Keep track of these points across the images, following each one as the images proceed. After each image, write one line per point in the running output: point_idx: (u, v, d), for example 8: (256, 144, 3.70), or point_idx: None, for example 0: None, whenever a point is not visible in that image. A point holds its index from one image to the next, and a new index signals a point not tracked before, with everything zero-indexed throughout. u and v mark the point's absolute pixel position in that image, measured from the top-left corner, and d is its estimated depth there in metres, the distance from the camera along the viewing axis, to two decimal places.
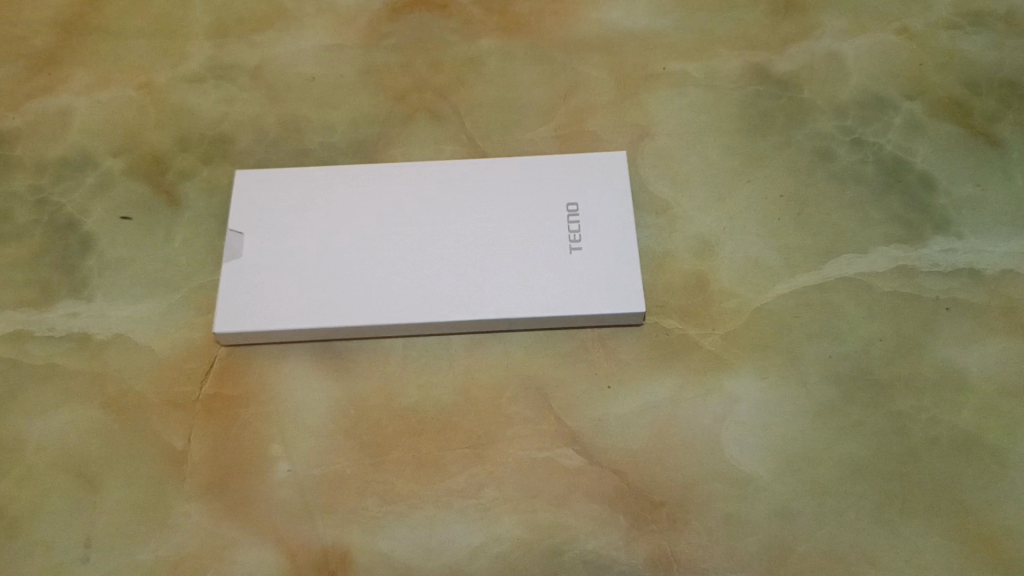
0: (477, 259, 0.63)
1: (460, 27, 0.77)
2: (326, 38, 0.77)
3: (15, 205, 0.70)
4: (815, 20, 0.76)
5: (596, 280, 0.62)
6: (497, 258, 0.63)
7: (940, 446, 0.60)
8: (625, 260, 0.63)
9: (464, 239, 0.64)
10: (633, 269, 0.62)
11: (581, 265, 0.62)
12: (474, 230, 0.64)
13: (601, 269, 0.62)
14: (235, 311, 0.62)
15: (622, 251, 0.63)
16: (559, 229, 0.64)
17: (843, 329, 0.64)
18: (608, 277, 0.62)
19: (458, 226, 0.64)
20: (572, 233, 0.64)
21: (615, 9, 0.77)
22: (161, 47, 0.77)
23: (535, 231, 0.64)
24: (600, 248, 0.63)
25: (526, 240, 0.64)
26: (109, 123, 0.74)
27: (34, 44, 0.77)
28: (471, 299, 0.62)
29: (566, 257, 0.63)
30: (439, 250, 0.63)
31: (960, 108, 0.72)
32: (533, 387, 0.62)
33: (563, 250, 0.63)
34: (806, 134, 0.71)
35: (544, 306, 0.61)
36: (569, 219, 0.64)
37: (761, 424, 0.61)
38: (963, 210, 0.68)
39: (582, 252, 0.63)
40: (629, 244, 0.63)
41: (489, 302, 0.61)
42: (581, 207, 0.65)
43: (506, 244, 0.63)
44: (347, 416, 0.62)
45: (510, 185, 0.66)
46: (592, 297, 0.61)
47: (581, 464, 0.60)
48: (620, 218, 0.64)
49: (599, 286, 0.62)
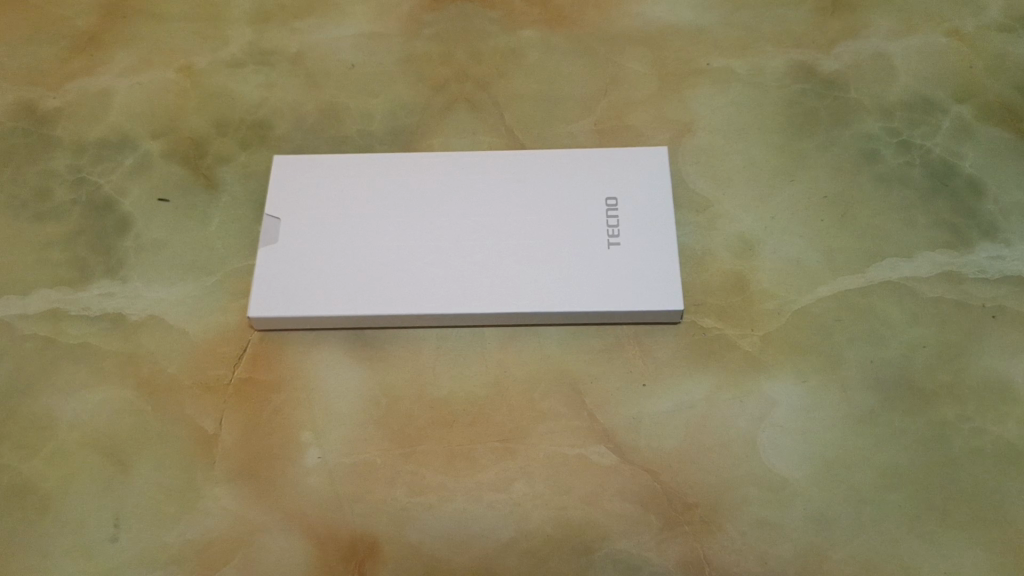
0: (514, 251, 0.62)
1: (501, 19, 0.76)
2: (367, 26, 0.76)
3: (53, 184, 0.70)
4: (863, 20, 0.75)
5: (633, 276, 0.61)
6: (534, 251, 0.62)
7: (982, 457, 0.59)
8: (664, 258, 0.62)
9: (502, 232, 0.63)
10: (671, 266, 0.61)
11: (619, 260, 0.62)
12: (512, 223, 0.63)
13: (639, 265, 0.61)
14: (270, 294, 0.62)
15: (661, 247, 0.62)
16: (598, 223, 0.63)
17: (885, 334, 0.62)
18: (647, 274, 0.61)
19: (495, 218, 0.64)
20: (611, 228, 0.63)
21: (659, 4, 0.76)
22: (202, 31, 0.77)
23: (574, 225, 0.63)
24: (639, 245, 0.62)
25: (563, 234, 0.63)
26: (148, 106, 0.74)
27: (75, 25, 0.77)
28: (508, 291, 0.61)
29: (604, 252, 0.62)
30: (476, 240, 0.63)
31: (1010, 112, 0.70)
32: (568, 383, 0.62)
33: (601, 244, 0.62)
34: (852, 134, 0.70)
35: (581, 300, 0.61)
36: (608, 213, 0.64)
37: (798, 427, 0.60)
38: (1012, 216, 0.66)
39: (621, 247, 0.62)
40: (669, 240, 0.62)
41: (525, 295, 0.61)
42: (621, 201, 0.64)
43: (543, 236, 0.63)
44: (379, 405, 0.61)
45: (549, 178, 0.65)
46: (629, 293, 0.61)
47: (613, 462, 0.59)
48: (660, 214, 0.63)
49: (637, 283, 0.61)
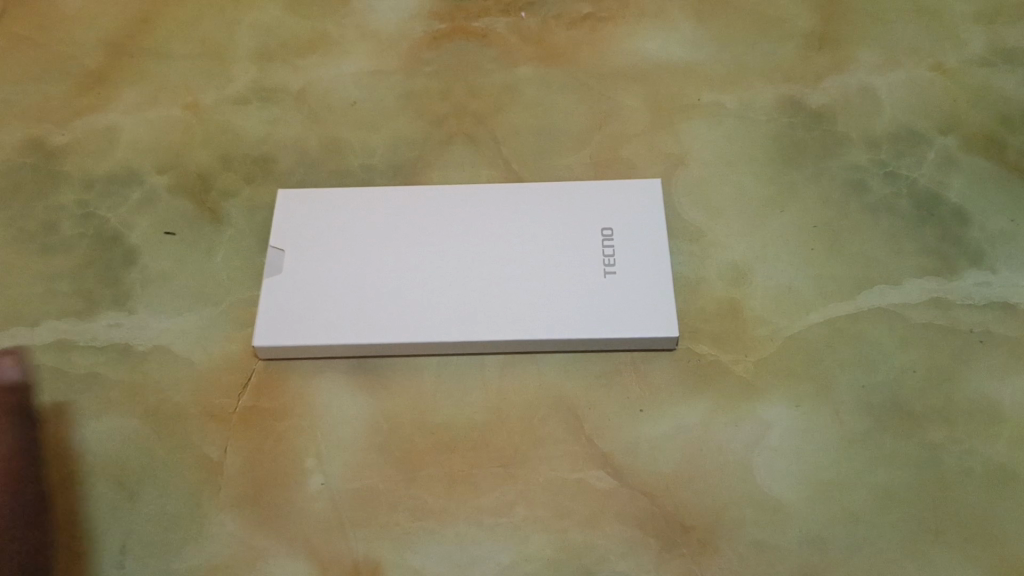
0: (512, 281, 0.64)
1: (498, 55, 0.79)
2: (368, 63, 0.79)
3: (62, 218, 0.72)
4: (848, 55, 0.77)
5: (628, 304, 0.63)
6: (531, 280, 0.64)
7: (973, 477, 0.60)
8: (659, 286, 0.63)
9: (500, 262, 0.65)
10: (665, 295, 0.63)
11: (614, 289, 0.63)
12: (510, 253, 0.65)
13: (634, 293, 0.63)
14: (273, 324, 0.63)
15: (655, 276, 0.64)
16: (593, 253, 0.65)
17: (876, 358, 0.64)
18: (642, 302, 0.63)
19: (493, 249, 0.65)
20: (606, 257, 0.65)
21: (651, 41, 0.79)
22: (207, 69, 0.79)
23: (570, 255, 0.65)
24: (634, 274, 0.64)
25: (560, 264, 0.64)
26: (155, 141, 0.76)
27: (84, 63, 0.80)
28: (504, 320, 0.63)
29: (599, 280, 0.64)
30: (474, 271, 0.64)
31: (993, 143, 0.72)
32: (566, 408, 0.63)
33: (597, 273, 0.64)
34: (839, 165, 0.72)
35: (576, 328, 0.62)
36: (603, 243, 0.65)
37: (792, 450, 0.61)
38: (997, 243, 0.68)
39: (616, 276, 0.64)
40: (663, 269, 0.64)
41: (522, 324, 0.62)
42: (616, 232, 0.66)
43: (539, 266, 0.64)
44: (381, 431, 0.62)
45: (545, 210, 0.67)
46: (624, 320, 0.62)
47: (612, 486, 0.60)
48: (654, 244, 0.65)
49: (632, 310, 0.63)
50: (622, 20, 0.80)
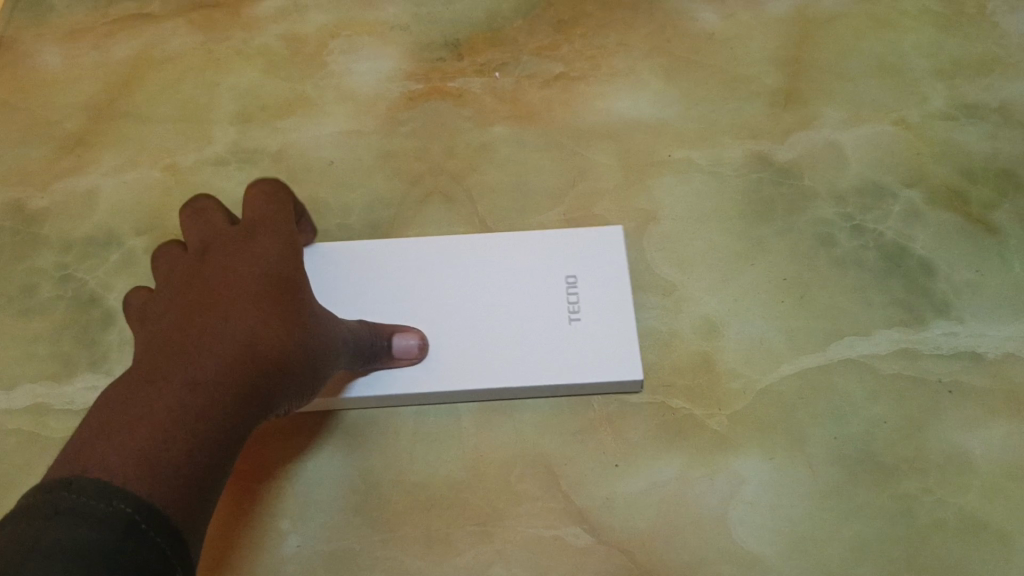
0: (484, 332, 0.64)
1: (473, 115, 0.80)
2: (345, 124, 0.80)
3: (41, 282, 0.74)
4: (815, 111, 0.78)
5: (593, 352, 0.63)
6: (503, 331, 0.64)
7: (946, 528, 0.61)
8: (623, 335, 0.64)
9: (471, 313, 0.65)
10: (631, 341, 0.64)
11: (579, 336, 0.64)
12: (480, 302, 0.65)
13: (602, 340, 0.64)
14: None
15: (620, 326, 0.64)
16: (559, 299, 0.65)
17: (846, 410, 0.65)
18: (607, 351, 0.63)
19: (463, 298, 0.65)
20: (571, 304, 0.65)
21: (622, 99, 0.80)
22: (186, 131, 0.80)
23: (537, 303, 0.65)
24: (598, 322, 0.64)
25: (529, 312, 0.65)
26: (134, 204, 0.77)
27: (65, 127, 0.81)
28: (472, 373, 0.63)
29: (563, 328, 0.64)
30: (442, 322, 0.65)
31: (958, 196, 0.74)
32: (542, 464, 0.63)
33: (563, 321, 0.65)
34: (808, 220, 0.73)
35: (542, 376, 0.63)
36: (568, 291, 0.66)
37: (767, 503, 0.62)
38: (963, 294, 0.69)
39: (580, 323, 0.64)
40: (627, 320, 0.64)
41: (489, 375, 0.63)
42: (579, 279, 0.66)
43: (507, 316, 0.65)
44: (357, 490, 0.63)
45: (510, 255, 0.67)
46: (588, 368, 0.63)
47: (589, 543, 0.61)
48: (618, 291, 0.66)
49: (596, 357, 0.63)
50: (594, 79, 0.81)
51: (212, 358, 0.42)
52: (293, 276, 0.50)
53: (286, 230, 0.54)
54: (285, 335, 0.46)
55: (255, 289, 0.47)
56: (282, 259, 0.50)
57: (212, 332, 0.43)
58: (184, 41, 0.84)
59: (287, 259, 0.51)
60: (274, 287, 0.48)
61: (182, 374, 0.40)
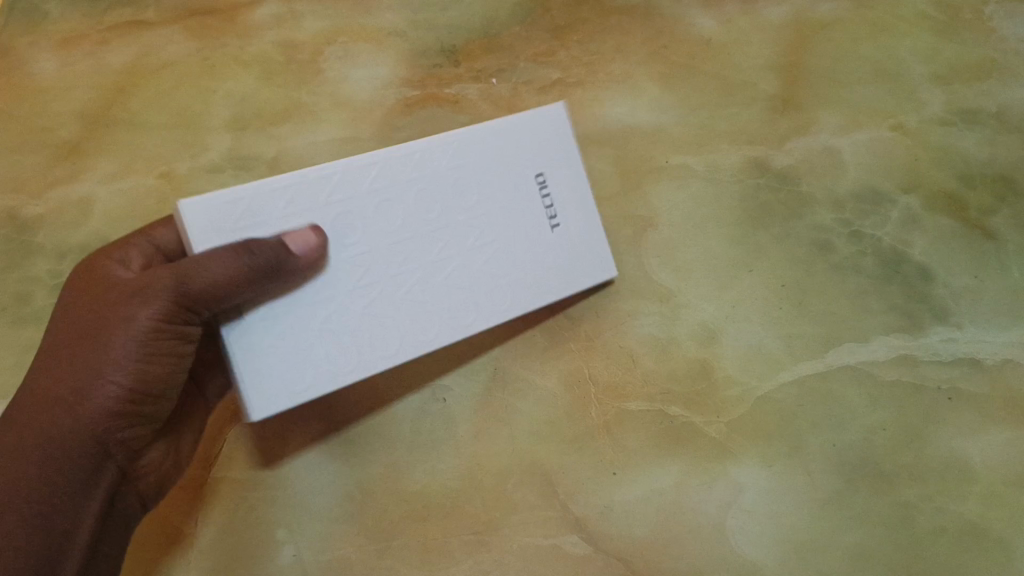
0: (491, 268, 0.64)
1: (470, 122, 0.81)
2: (341, 131, 0.81)
3: (35, 289, 0.75)
4: (812, 116, 0.78)
5: (577, 252, 0.67)
6: (502, 255, 0.64)
7: (944, 535, 0.62)
8: (596, 240, 0.67)
9: (472, 244, 0.63)
10: (600, 237, 0.67)
11: (563, 241, 0.66)
12: (473, 228, 0.63)
13: (576, 243, 0.67)
14: (255, 388, 0.55)
15: (596, 234, 0.67)
16: (534, 204, 0.65)
17: (845, 417, 0.64)
18: (579, 255, 0.67)
19: (460, 229, 0.63)
20: (546, 205, 0.66)
21: (618, 105, 0.80)
22: (181, 138, 0.80)
23: (523, 211, 0.65)
24: (572, 220, 0.67)
25: (524, 234, 0.65)
26: (129, 213, 0.78)
27: (59, 135, 0.80)
28: (491, 301, 0.63)
29: (548, 235, 0.66)
30: (441, 257, 0.62)
31: (956, 202, 0.74)
32: (540, 473, 0.63)
33: (546, 227, 0.66)
34: (804, 227, 0.74)
35: (551, 292, 0.65)
36: (539, 188, 0.66)
37: (763, 512, 0.62)
38: (961, 300, 0.69)
39: (561, 225, 0.66)
40: (591, 212, 0.68)
41: (503, 297, 0.64)
42: (547, 172, 0.66)
43: (501, 239, 0.64)
44: (353, 500, 0.63)
45: (478, 171, 0.64)
46: (579, 268, 0.66)
47: (587, 551, 0.62)
48: (583, 191, 0.68)
49: (584, 266, 0.66)
50: (591, 84, 0.81)
51: (87, 412, 0.55)
52: (122, 329, 0.55)
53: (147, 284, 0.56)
54: (140, 384, 0.56)
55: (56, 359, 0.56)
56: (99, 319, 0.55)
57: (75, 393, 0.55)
58: (179, 48, 0.83)
59: (150, 311, 0.55)
60: (94, 356, 0.55)
61: (31, 439, 0.55)
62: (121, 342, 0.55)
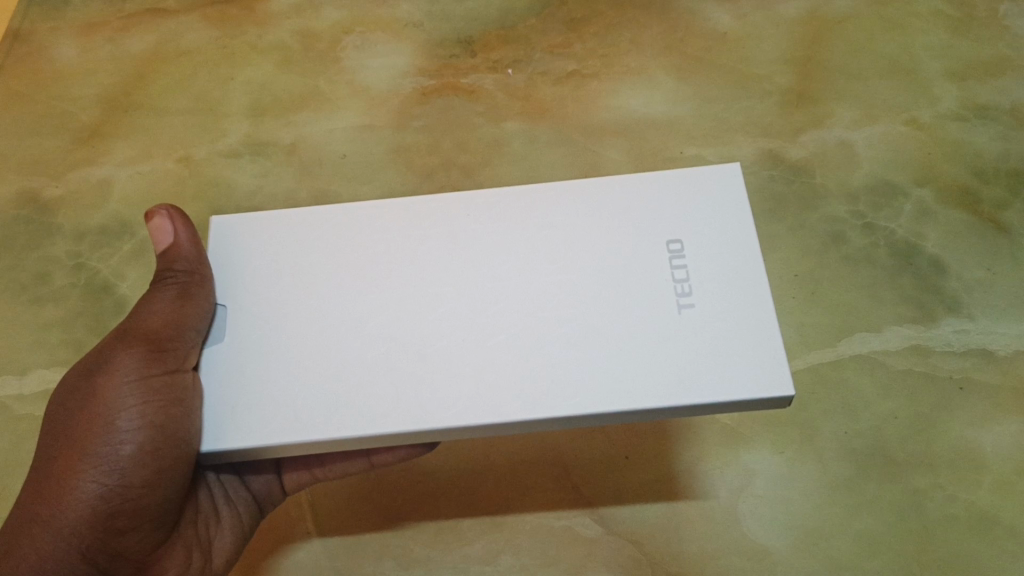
0: (565, 338, 0.49)
1: (485, 110, 0.80)
2: (358, 119, 0.80)
3: (53, 269, 0.75)
4: (827, 110, 0.78)
5: (709, 350, 0.48)
6: (587, 334, 0.49)
7: (958, 524, 0.61)
8: (757, 341, 0.48)
9: (549, 315, 0.50)
10: (760, 329, 0.48)
11: (699, 327, 0.48)
12: (559, 301, 0.50)
13: (709, 336, 0.48)
14: (228, 427, 0.48)
15: (754, 325, 0.48)
16: (660, 275, 0.50)
17: (856, 405, 0.65)
18: (718, 349, 0.48)
19: (543, 295, 0.50)
20: (680, 285, 0.50)
21: (634, 97, 0.80)
22: (198, 123, 0.81)
23: (633, 279, 0.50)
24: (718, 305, 0.49)
25: (624, 305, 0.50)
26: (148, 196, 0.77)
27: (79, 119, 0.81)
28: (552, 386, 0.48)
29: (674, 320, 0.49)
30: (499, 313, 0.50)
31: (970, 196, 0.74)
32: (551, 457, 0.64)
33: (669, 308, 0.49)
34: (819, 218, 0.73)
35: (641, 396, 0.47)
36: (672, 261, 0.51)
37: (776, 497, 0.62)
38: (974, 293, 0.69)
39: (696, 308, 0.49)
40: (757, 299, 0.49)
41: (574, 392, 0.48)
42: (686, 244, 0.51)
43: (589, 309, 0.50)
44: (367, 480, 0.65)
45: (588, 230, 0.52)
46: (697, 363, 0.48)
47: (598, 533, 0.62)
48: (744, 261, 0.50)
49: (723, 364, 0.47)
50: (607, 77, 0.81)
51: (79, 502, 0.48)
52: (110, 402, 0.49)
53: (138, 333, 0.51)
54: (149, 452, 0.49)
55: (38, 458, 0.50)
56: (83, 399, 0.50)
57: (63, 482, 0.48)
58: (199, 36, 0.85)
59: (129, 369, 0.50)
60: (87, 438, 0.49)
61: (23, 547, 0.47)
62: (114, 414, 0.49)
